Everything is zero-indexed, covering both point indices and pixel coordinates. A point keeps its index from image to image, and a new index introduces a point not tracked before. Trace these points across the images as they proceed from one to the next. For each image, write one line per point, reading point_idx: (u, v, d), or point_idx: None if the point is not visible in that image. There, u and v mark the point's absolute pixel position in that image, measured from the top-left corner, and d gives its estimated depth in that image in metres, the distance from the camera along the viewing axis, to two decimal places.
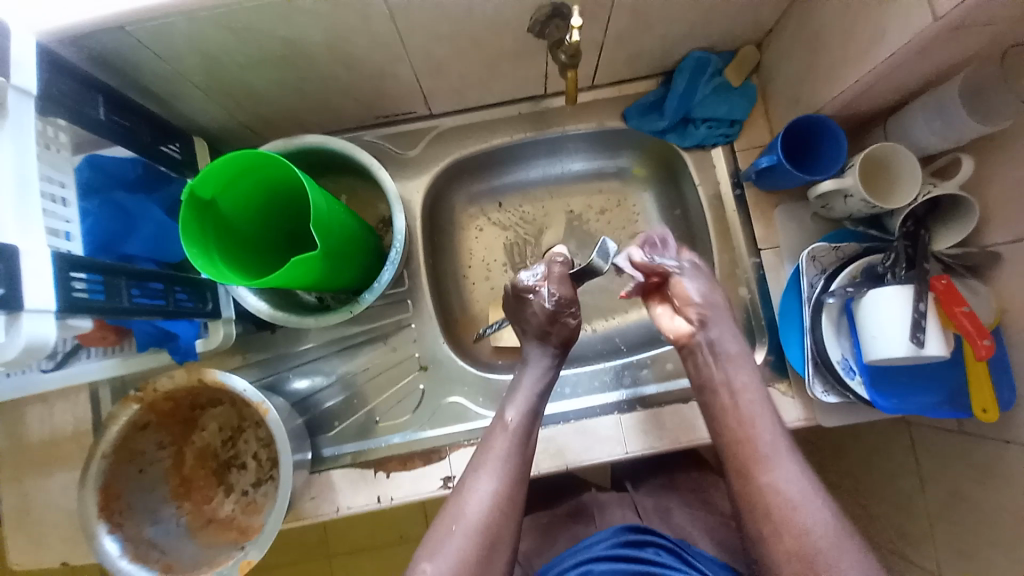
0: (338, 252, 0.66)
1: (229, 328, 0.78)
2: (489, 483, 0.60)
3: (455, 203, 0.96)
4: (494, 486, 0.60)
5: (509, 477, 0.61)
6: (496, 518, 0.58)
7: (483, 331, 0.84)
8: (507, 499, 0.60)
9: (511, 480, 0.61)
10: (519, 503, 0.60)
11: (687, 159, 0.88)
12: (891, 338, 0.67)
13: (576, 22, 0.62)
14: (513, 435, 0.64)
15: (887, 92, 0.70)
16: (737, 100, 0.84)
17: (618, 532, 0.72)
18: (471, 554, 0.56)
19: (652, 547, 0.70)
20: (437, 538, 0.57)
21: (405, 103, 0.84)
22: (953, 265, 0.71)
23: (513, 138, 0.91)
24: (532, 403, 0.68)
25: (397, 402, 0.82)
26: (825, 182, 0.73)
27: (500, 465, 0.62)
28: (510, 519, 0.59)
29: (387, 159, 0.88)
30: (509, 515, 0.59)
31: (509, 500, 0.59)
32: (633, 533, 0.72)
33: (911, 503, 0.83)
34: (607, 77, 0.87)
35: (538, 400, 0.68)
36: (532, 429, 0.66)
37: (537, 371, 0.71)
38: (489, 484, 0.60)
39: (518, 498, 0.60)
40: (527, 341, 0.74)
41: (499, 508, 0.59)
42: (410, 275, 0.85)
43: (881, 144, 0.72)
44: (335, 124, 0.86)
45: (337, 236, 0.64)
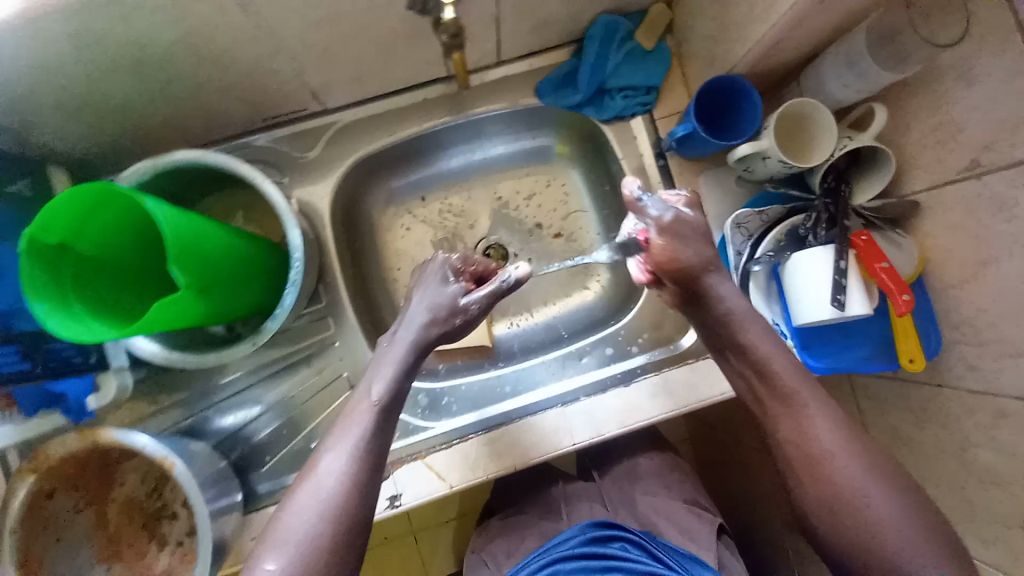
0: (213, 287, 0.58)
1: (123, 378, 0.74)
2: (340, 462, 0.55)
3: (370, 206, 0.89)
4: (345, 465, 0.54)
5: (364, 456, 0.55)
6: (350, 502, 0.53)
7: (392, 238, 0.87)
8: (358, 477, 0.54)
9: (366, 459, 0.55)
10: (375, 482, 0.55)
11: (610, 133, 0.83)
12: (815, 299, 0.66)
13: None
14: (379, 406, 0.58)
15: (798, 46, 0.66)
16: (653, 65, 0.79)
17: (584, 529, 0.75)
18: (322, 543, 0.51)
19: (618, 541, 0.73)
20: (282, 527, 0.52)
21: (291, 100, 0.75)
22: (873, 219, 0.70)
23: (422, 128, 0.84)
24: (401, 371, 0.60)
25: (333, 425, 0.77)
26: (742, 146, 0.71)
27: (354, 444, 0.56)
28: (361, 498, 0.54)
29: (284, 166, 0.79)
30: (359, 499, 0.54)
31: (360, 478, 0.54)
32: (599, 528, 0.75)
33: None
34: (514, 52, 0.80)
35: (410, 368, 0.61)
36: (398, 402, 0.60)
37: (402, 347, 0.61)
38: (342, 464, 0.54)
39: (373, 476, 0.55)
40: (413, 308, 0.65)
41: (353, 490, 0.54)
42: (326, 290, 0.79)
43: (797, 101, 0.70)
44: (214, 132, 0.77)
45: (208, 269, 0.56)
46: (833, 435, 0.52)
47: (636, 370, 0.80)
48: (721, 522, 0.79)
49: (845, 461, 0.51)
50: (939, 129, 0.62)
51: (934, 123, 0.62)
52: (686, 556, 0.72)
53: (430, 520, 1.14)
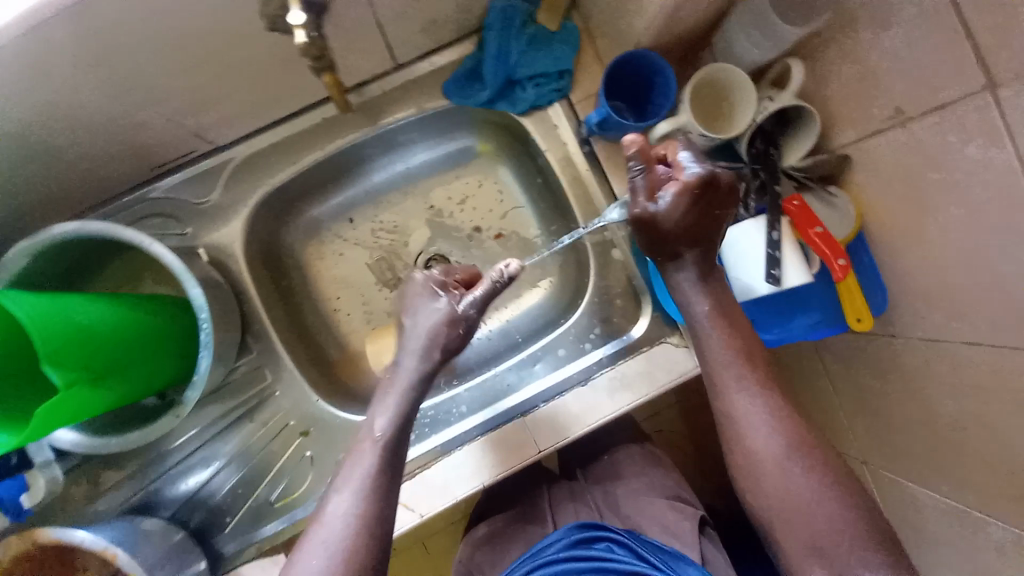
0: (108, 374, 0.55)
1: (54, 471, 0.71)
2: (350, 500, 0.54)
3: (292, 241, 0.84)
4: (355, 503, 0.53)
5: (373, 494, 0.54)
6: (363, 540, 0.52)
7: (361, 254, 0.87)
8: (369, 515, 0.53)
9: (375, 497, 0.54)
10: (387, 519, 0.54)
11: (528, 125, 0.78)
12: (751, 274, 0.64)
13: (297, 23, 0.51)
14: (385, 444, 0.57)
15: (701, 9, 0.62)
16: (560, 46, 0.74)
17: (570, 531, 0.73)
18: None
19: (603, 541, 0.71)
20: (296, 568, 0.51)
21: (177, 144, 0.70)
22: (805, 181, 0.67)
23: (328, 150, 0.78)
24: (406, 405, 0.59)
25: (290, 475, 0.74)
26: (660, 124, 0.67)
27: (363, 482, 0.55)
28: (372, 541, 0.52)
29: (186, 216, 0.74)
30: (370, 540, 0.52)
31: (372, 515, 0.53)
32: (585, 530, 0.73)
33: (834, 403, 0.84)
34: (410, 53, 0.74)
35: (413, 402, 0.60)
36: (407, 435, 0.59)
37: (408, 377, 0.61)
38: (351, 503, 0.53)
39: (385, 513, 0.54)
40: (411, 335, 0.62)
41: (365, 527, 0.52)
42: (255, 339, 0.77)
43: (711, 68, 0.65)
44: (105, 192, 0.72)
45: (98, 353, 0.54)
46: (763, 409, 0.58)
47: (593, 367, 0.77)
48: (702, 513, 0.79)
49: (773, 433, 0.57)
50: (857, 76, 0.58)
51: (851, 70, 0.59)
52: (674, 553, 0.69)
53: (436, 526, 1.13)
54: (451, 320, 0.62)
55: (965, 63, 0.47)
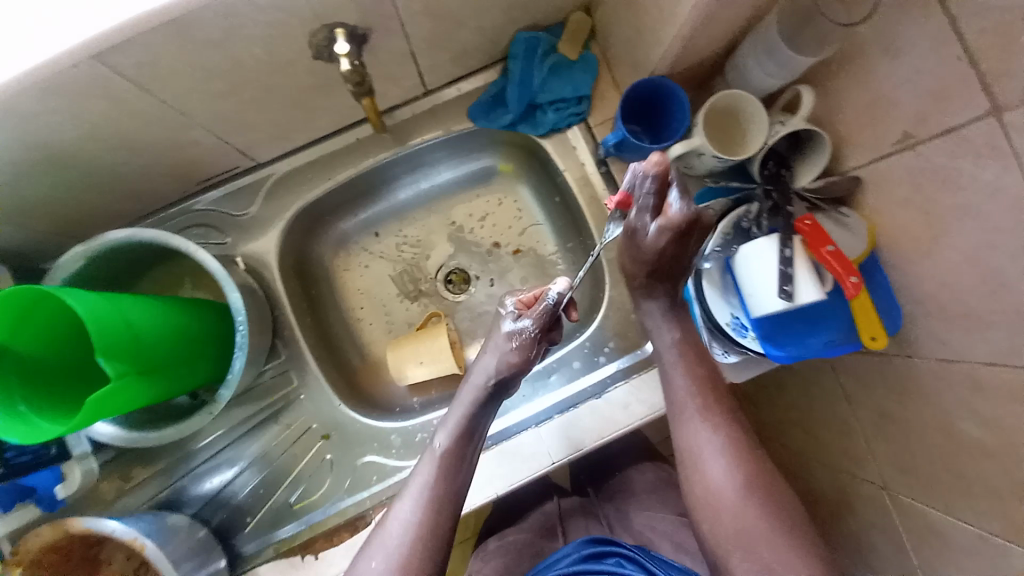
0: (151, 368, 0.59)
1: (89, 463, 0.74)
2: (408, 510, 0.57)
3: (321, 252, 0.89)
4: (413, 514, 0.56)
5: (432, 506, 0.56)
6: (418, 552, 0.54)
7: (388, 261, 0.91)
8: (435, 511, 0.56)
9: (433, 510, 0.56)
10: (443, 532, 0.56)
11: (548, 147, 0.82)
12: (764, 289, 0.64)
13: (342, 51, 0.61)
14: (443, 461, 0.60)
15: (715, 41, 0.65)
16: (579, 75, 0.78)
17: (579, 546, 0.73)
18: None
19: (613, 556, 0.70)
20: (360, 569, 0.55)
21: (223, 161, 0.75)
22: (817, 202, 0.68)
23: (360, 168, 0.83)
24: (464, 422, 0.63)
25: (310, 477, 0.77)
26: (675, 146, 0.70)
27: (421, 492, 0.58)
28: (429, 555, 0.54)
29: (226, 228, 0.79)
30: (436, 534, 0.55)
31: (428, 527, 0.55)
32: (595, 544, 0.72)
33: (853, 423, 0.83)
34: (439, 80, 0.80)
35: (472, 418, 0.63)
36: (465, 452, 0.61)
37: (472, 396, 0.64)
38: (408, 512, 0.56)
39: (440, 528, 0.56)
40: (482, 357, 0.68)
41: (421, 538, 0.55)
42: (284, 344, 0.80)
43: (721, 94, 0.69)
44: (154, 204, 0.77)
45: (147, 349, 0.58)
46: (716, 445, 0.63)
47: (607, 380, 0.79)
48: None
49: None
50: (867, 103, 0.61)
51: (862, 96, 0.61)
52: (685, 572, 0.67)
53: None
54: (539, 334, 0.66)
55: (972, 90, 0.50)
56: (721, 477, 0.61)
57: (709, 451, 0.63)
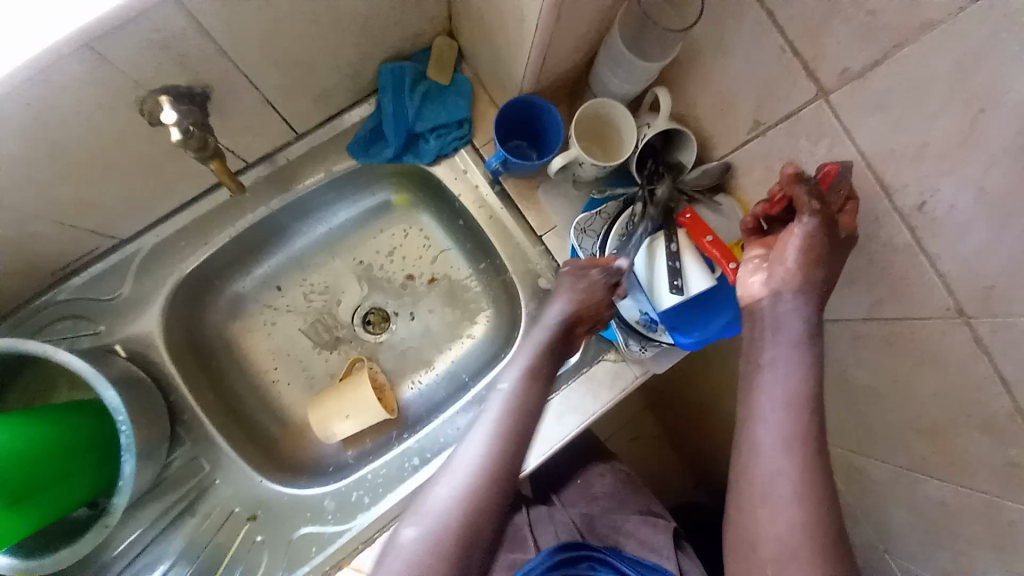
0: (20, 498, 0.55)
1: None
2: (493, 412, 0.54)
3: (221, 318, 0.83)
4: (497, 417, 0.53)
5: (519, 405, 0.54)
6: (503, 452, 0.50)
7: (301, 311, 0.87)
8: (497, 454, 0.50)
9: (517, 409, 0.54)
10: (528, 435, 0.52)
11: (438, 174, 0.82)
12: (658, 285, 0.67)
13: (167, 121, 0.55)
14: (526, 375, 0.58)
15: (569, 54, 0.67)
16: (453, 98, 0.78)
17: (550, 554, 0.73)
18: (467, 498, 0.47)
19: (585, 560, 0.74)
20: (430, 488, 0.49)
21: (81, 244, 0.69)
22: (696, 194, 0.71)
23: (243, 224, 0.78)
24: (542, 351, 0.61)
25: (241, 565, 0.70)
26: (556, 159, 0.71)
27: (508, 395, 0.55)
28: (511, 454, 0.50)
29: (98, 314, 0.72)
30: (519, 437, 0.51)
31: (511, 427, 0.52)
32: (566, 550, 0.74)
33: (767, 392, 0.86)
34: (310, 122, 0.77)
35: (549, 351, 0.62)
36: (545, 375, 0.59)
37: (537, 334, 0.63)
38: (493, 415, 0.53)
39: (524, 429, 0.52)
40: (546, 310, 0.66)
41: (506, 440, 0.51)
42: (188, 427, 0.74)
43: (588, 103, 0.70)
44: (9, 304, 0.69)
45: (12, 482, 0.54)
46: (780, 435, 0.46)
47: None
48: (675, 526, 0.81)
49: None
50: (716, 96, 0.64)
51: (710, 91, 0.64)
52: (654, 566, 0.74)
53: None
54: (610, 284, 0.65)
55: (795, 77, 0.53)
56: (789, 517, 0.44)
57: (783, 484, 0.44)
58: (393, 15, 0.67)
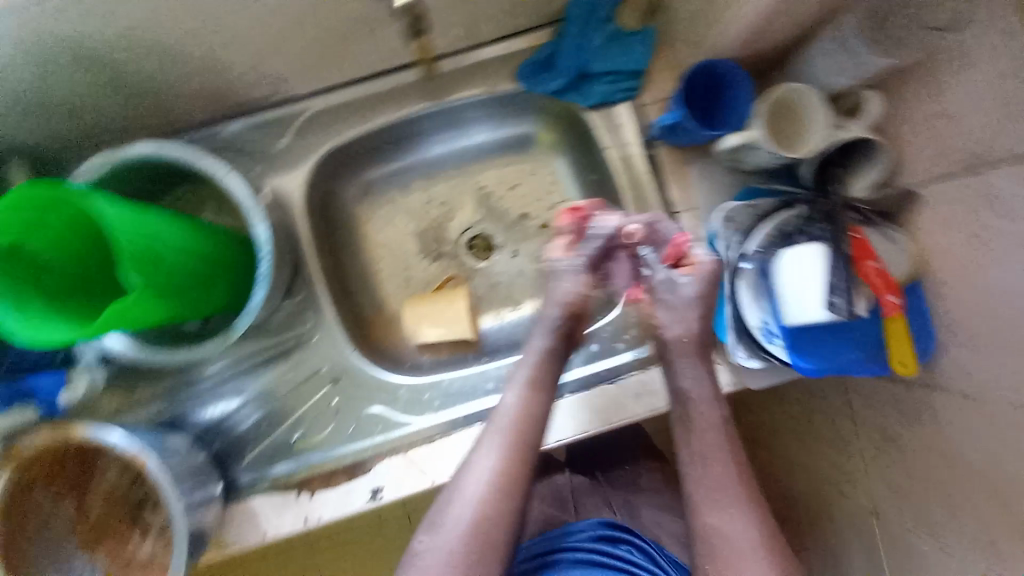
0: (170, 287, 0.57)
1: (95, 375, 0.75)
2: (489, 460, 0.60)
3: (349, 197, 0.86)
4: (493, 463, 0.59)
5: (511, 457, 0.60)
6: (501, 501, 0.58)
7: (418, 215, 0.90)
8: (496, 503, 0.58)
9: (509, 459, 0.60)
10: (520, 485, 0.59)
11: (593, 121, 0.79)
12: (805, 299, 0.64)
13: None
14: (521, 421, 0.62)
15: (787, 26, 0.62)
16: (638, 46, 0.75)
17: (594, 526, 0.76)
18: (475, 534, 0.56)
19: (625, 544, 0.74)
20: (439, 512, 0.59)
21: (261, 90, 0.73)
22: (869, 213, 0.67)
23: (399, 115, 0.81)
24: (536, 389, 0.64)
25: (315, 417, 0.78)
26: (730, 136, 0.67)
27: (498, 445, 0.60)
28: (508, 501, 0.58)
29: (256, 158, 0.77)
30: (512, 487, 0.59)
31: (507, 477, 0.59)
32: (609, 529, 0.76)
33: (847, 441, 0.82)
34: (491, 34, 0.76)
35: (545, 388, 0.64)
36: (535, 416, 0.63)
37: (537, 352, 0.67)
38: (489, 462, 0.59)
39: (518, 475, 0.59)
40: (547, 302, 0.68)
41: (496, 491, 0.58)
42: (304, 284, 0.79)
43: (784, 87, 0.66)
44: (185, 126, 0.75)
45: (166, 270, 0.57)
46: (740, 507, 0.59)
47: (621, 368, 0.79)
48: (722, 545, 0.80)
49: None
50: (935, 116, 0.58)
51: (931, 109, 0.58)
52: None
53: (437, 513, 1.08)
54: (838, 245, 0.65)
55: None
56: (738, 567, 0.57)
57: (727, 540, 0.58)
58: None
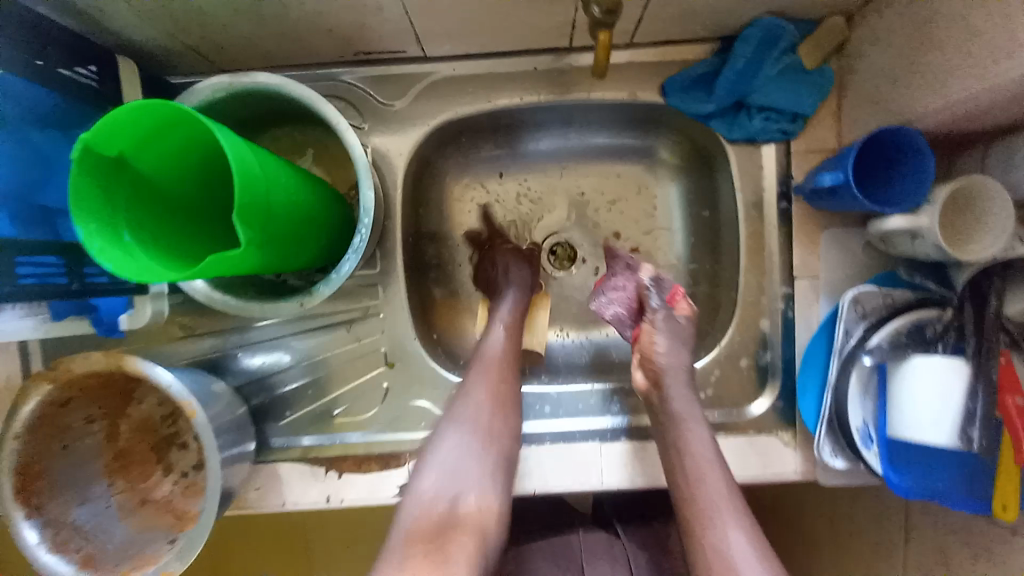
0: (273, 239, 0.51)
1: (160, 305, 0.71)
2: (467, 426, 0.56)
3: (445, 172, 0.81)
4: (470, 429, 0.56)
5: (487, 420, 0.57)
6: (484, 467, 0.54)
7: (507, 206, 0.83)
8: (478, 473, 0.53)
9: (487, 422, 0.57)
10: (501, 447, 0.56)
11: (730, 155, 0.72)
12: (926, 419, 0.59)
13: None
14: (489, 382, 0.61)
15: (1004, 112, 0.54)
16: (807, 89, 0.67)
17: None
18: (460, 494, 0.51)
19: None
20: (416, 483, 0.53)
21: (390, 41, 0.66)
22: (1019, 336, 0.58)
23: (522, 101, 0.73)
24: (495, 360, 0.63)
25: (359, 397, 0.73)
26: (895, 217, 0.60)
27: (474, 408, 0.58)
28: (492, 470, 0.54)
29: (365, 110, 0.72)
30: (492, 455, 0.55)
31: (486, 443, 0.55)
32: None
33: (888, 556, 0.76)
34: (650, 36, 0.68)
35: (503, 357, 0.64)
36: (499, 384, 0.61)
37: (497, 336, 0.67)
38: (466, 427, 0.56)
39: (496, 440, 0.56)
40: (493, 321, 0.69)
41: (475, 452, 0.54)
42: (383, 258, 0.73)
43: (971, 178, 0.57)
44: (299, 57, 0.69)
45: (271, 220, 0.50)
46: None
47: None
48: None
49: None
50: None
51: None
52: None
53: None
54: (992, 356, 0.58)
55: None
56: None
57: None
58: None
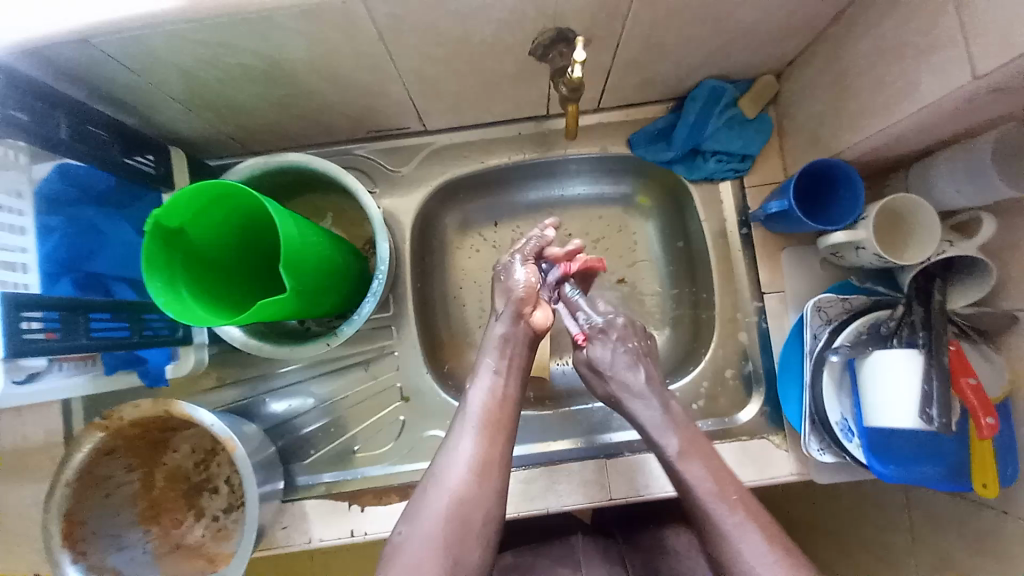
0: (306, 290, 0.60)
1: (201, 354, 0.77)
2: (468, 443, 0.55)
3: (446, 224, 0.91)
4: (472, 447, 0.55)
5: (489, 441, 0.55)
6: (486, 481, 0.53)
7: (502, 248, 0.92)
8: (474, 490, 0.52)
9: (489, 443, 0.55)
10: (501, 464, 0.55)
11: (694, 193, 0.83)
12: (896, 407, 0.63)
13: (580, 58, 0.57)
14: (492, 397, 0.59)
15: (911, 142, 0.65)
16: (751, 134, 0.80)
17: None
18: (455, 515, 0.51)
19: None
20: (418, 502, 0.52)
21: (398, 119, 0.79)
22: (965, 326, 0.66)
23: (511, 159, 0.86)
24: (503, 367, 0.62)
25: (378, 432, 0.79)
26: (837, 233, 0.69)
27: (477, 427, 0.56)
28: (490, 484, 0.53)
29: (378, 178, 0.84)
30: (490, 470, 0.54)
31: (487, 461, 0.54)
32: None
33: (896, 556, 0.78)
34: (616, 101, 0.82)
35: (510, 366, 0.62)
36: (503, 402, 0.59)
37: (499, 337, 0.64)
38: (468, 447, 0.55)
39: (496, 462, 0.55)
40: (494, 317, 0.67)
41: (476, 468, 0.53)
42: (396, 301, 0.82)
43: (899, 196, 0.68)
44: (319, 137, 0.81)
45: (308, 272, 0.60)
46: None
47: None
48: None
49: None
50: None
51: None
52: None
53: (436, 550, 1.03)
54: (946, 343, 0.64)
55: None
56: None
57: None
58: (760, 42, 0.69)
